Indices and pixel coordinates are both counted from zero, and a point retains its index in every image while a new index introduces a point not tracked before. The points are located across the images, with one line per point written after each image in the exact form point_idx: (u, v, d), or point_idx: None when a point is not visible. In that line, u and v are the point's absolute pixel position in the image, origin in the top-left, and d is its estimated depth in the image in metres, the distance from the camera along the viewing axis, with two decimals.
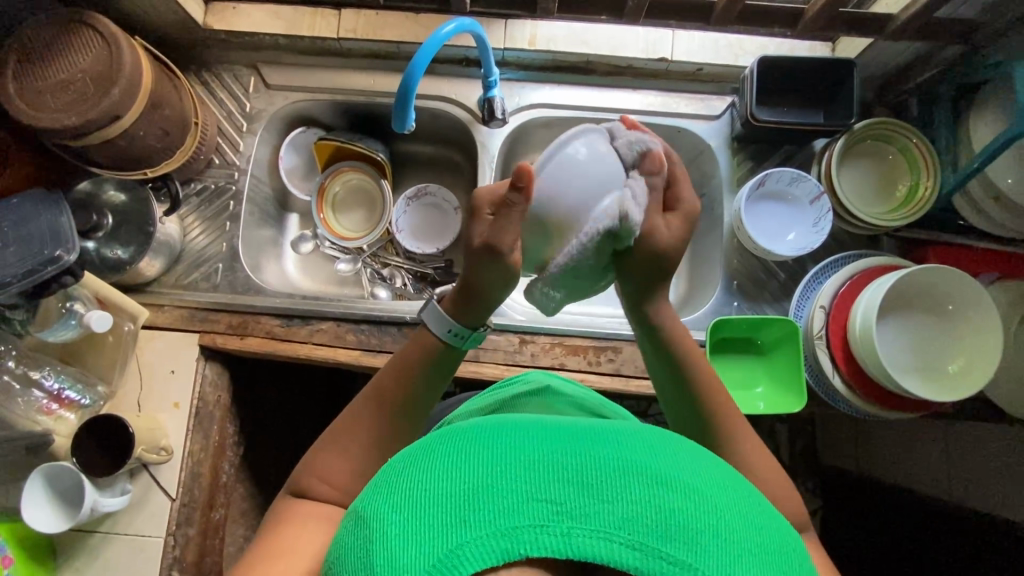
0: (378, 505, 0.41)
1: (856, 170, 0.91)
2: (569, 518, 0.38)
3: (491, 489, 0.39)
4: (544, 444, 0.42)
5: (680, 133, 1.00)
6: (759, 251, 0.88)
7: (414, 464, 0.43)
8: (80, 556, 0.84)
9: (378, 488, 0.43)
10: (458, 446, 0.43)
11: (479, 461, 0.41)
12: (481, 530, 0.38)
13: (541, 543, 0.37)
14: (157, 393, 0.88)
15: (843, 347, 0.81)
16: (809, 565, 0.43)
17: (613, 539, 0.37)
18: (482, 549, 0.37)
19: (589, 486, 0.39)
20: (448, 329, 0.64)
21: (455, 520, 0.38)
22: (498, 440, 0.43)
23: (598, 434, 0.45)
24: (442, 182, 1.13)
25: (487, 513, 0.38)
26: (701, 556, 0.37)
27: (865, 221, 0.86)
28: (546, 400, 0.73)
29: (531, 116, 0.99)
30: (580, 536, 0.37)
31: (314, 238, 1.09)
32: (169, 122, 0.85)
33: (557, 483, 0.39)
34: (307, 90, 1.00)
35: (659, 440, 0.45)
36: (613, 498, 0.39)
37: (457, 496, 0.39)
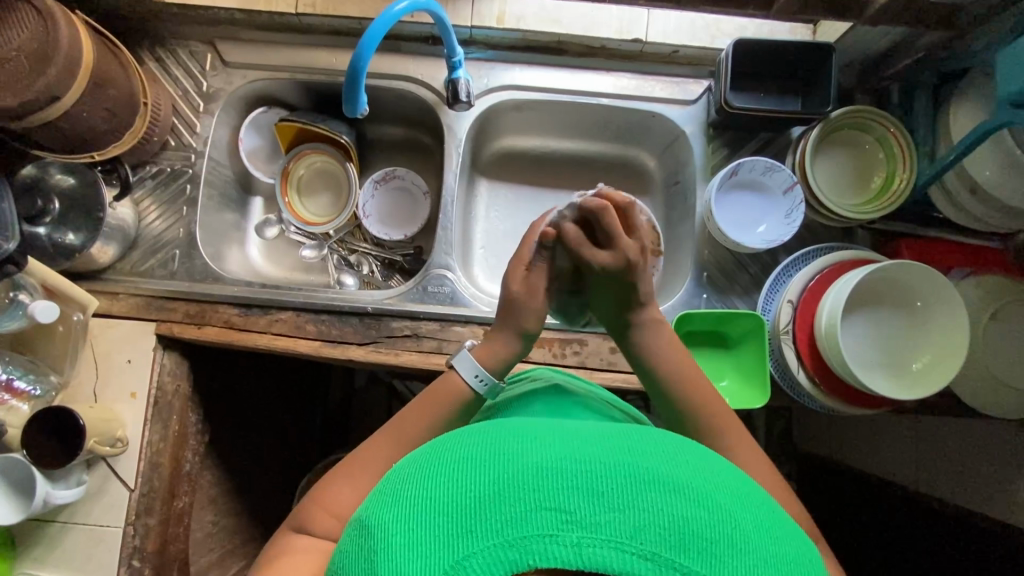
0: (386, 515, 0.41)
1: (832, 159, 0.89)
2: (578, 527, 0.37)
3: (498, 499, 0.38)
4: (551, 449, 0.41)
5: (654, 118, 0.96)
6: (729, 244, 0.86)
7: (420, 473, 0.43)
8: (39, 545, 0.84)
9: (386, 495, 0.43)
10: (463, 454, 0.43)
11: (485, 470, 0.40)
12: (489, 541, 0.37)
13: (551, 554, 0.36)
14: (114, 382, 0.86)
15: (809, 343, 0.80)
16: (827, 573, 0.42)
17: (626, 550, 0.36)
18: (489, 561, 0.37)
19: (598, 494, 0.38)
20: (474, 375, 0.70)
21: (462, 531, 0.38)
22: (503, 445, 0.42)
23: (604, 438, 0.44)
24: (411, 166, 1.10)
25: (495, 524, 0.37)
26: (715, 567, 0.36)
27: (840, 215, 0.83)
28: (553, 398, 0.71)
29: (499, 99, 0.96)
30: (591, 546, 0.36)
31: (279, 223, 1.06)
32: (116, 103, 0.81)
33: (565, 490, 0.38)
34: (266, 68, 0.96)
35: (668, 446, 0.44)
36: (625, 506, 0.38)
37: (465, 505, 0.39)
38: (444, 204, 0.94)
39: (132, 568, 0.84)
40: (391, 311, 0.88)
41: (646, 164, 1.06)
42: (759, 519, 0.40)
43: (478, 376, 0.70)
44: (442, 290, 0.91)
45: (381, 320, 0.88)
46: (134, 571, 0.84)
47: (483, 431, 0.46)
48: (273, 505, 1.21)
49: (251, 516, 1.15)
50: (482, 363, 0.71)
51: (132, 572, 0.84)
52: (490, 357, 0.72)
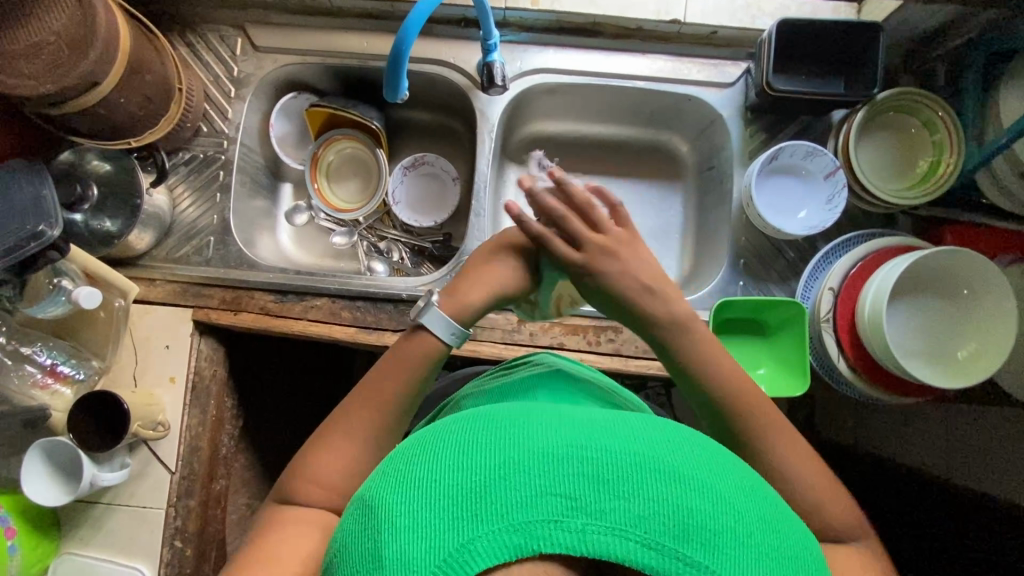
0: (389, 495, 0.41)
1: (875, 143, 0.87)
2: (583, 514, 0.38)
3: (504, 483, 0.39)
4: (556, 434, 0.42)
5: (690, 101, 0.95)
6: (768, 230, 0.85)
7: (424, 454, 0.43)
8: (84, 526, 0.86)
9: (388, 476, 0.44)
10: (468, 437, 0.44)
11: (491, 454, 0.41)
12: (492, 525, 0.38)
13: (556, 540, 0.37)
14: (153, 367, 0.87)
15: (850, 331, 0.79)
16: (823, 562, 0.44)
17: (629, 537, 0.37)
18: (493, 546, 0.37)
19: (604, 481, 0.39)
20: (451, 330, 0.68)
21: (467, 515, 0.38)
22: (509, 431, 0.43)
23: (608, 425, 0.45)
24: (440, 152, 1.09)
25: (499, 508, 0.38)
26: (717, 556, 0.37)
27: (885, 200, 0.81)
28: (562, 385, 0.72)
29: (532, 82, 0.94)
30: (595, 533, 0.37)
31: (309, 210, 1.05)
32: (151, 88, 0.81)
33: (572, 476, 0.39)
34: (297, 53, 0.95)
35: (673, 434, 0.45)
36: (628, 493, 0.39)
37: (470, 489, 0.39)
38: (477, 189, 0.93)
39: (174, 548, 0.86)
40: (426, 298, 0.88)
41: (679, 149, 1.05)
42: (760, 509, 0.42)
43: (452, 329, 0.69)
44: None
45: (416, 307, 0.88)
46: (176, 551, 0.86)
47: (485, 415, 0.47)
48: None
49: None
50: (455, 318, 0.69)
51: (174, 552, 0.86)
52: (466, 312, 0.70)
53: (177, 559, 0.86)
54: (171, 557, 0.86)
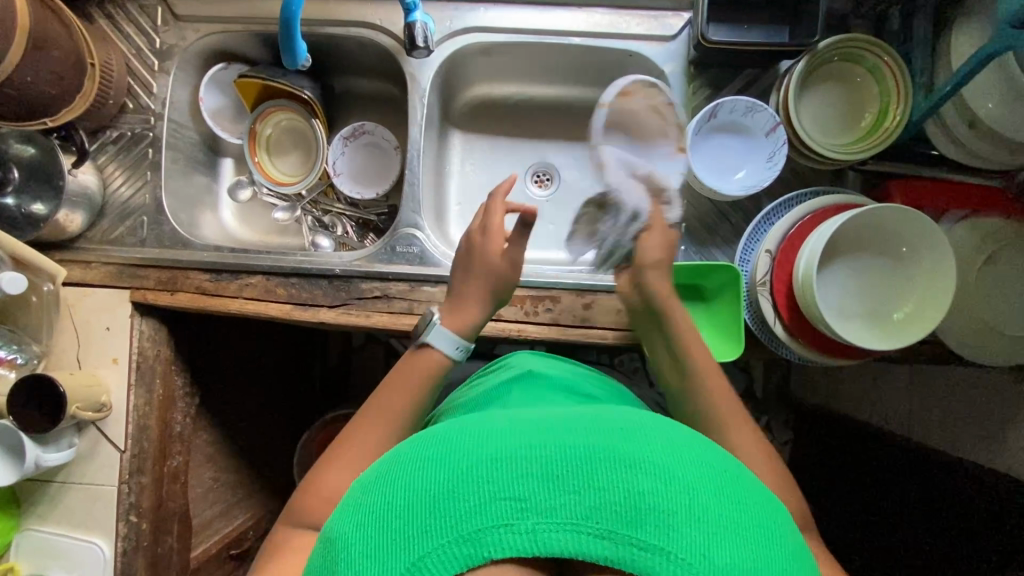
0: (354, 521, 0.45)
1: (822, 95, 0.82)
2: (533, 514, 0.41)
3: (455, 496, 0.42)
4: (508, 441, 0.45)
5: (632, 57, 0.90)
6: (705, 191, 0.82)
7: (384, 478, 0.46)
8: (42, 503, 0.89)
9: (352, 505, 0.47)
10: (425, 452, 0.47)
11: (444, 468, 0.44)
12: (449, 537, 0.41)
13: (508, 542, 0.40)
14: (95, 349, 0.88)
15: (786, 294, 0.77)
16: (786, 520, 0.46)
17: (582, 530, 0.40)
18: (448, 556, 0.40)
19: (553, 479, 0.42)
20: (456, 346, 0.72)
21: (424, 530, 0.41)
22: (463, 443, 0.46)
23: (560, 425, 0.48)
24: (383, 121, 1.06)
25: (454, 518, 0.41)
26: (667, 537, 0.40)
27: (827, 158, 0.78)
28: (530, 382, 0.74)
29: (464, 43, 0.90)
30: (547, 530, 0.40)
31: (251, 184, 1.04)
32: (60, 65, 0.78)
33: (521, 479, 0.42)
34: (220, 21, 0.91)
35: (627, 427, 0.48)
36: (578, 487, 0.42)
37: (425, 506, 0.42)
38: (409, 158, 0.90)
39: (130, 522, 0.89)
40: (362, 273, 0.87)
41: None
42: (711, 480, 0.44)
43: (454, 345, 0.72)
44: (411, 250, 0.89)
45: (351, 282, 0.87)
46: (132, 525, 0.89)
47: (442, 430, 0.50)
48: (271, 459, 1.26)
49: (252, 469, 1.20)
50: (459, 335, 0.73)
51: (130, 526, 0.89)
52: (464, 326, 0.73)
53: (134, 533, 0.89)
54: (127, 531, 0.88)
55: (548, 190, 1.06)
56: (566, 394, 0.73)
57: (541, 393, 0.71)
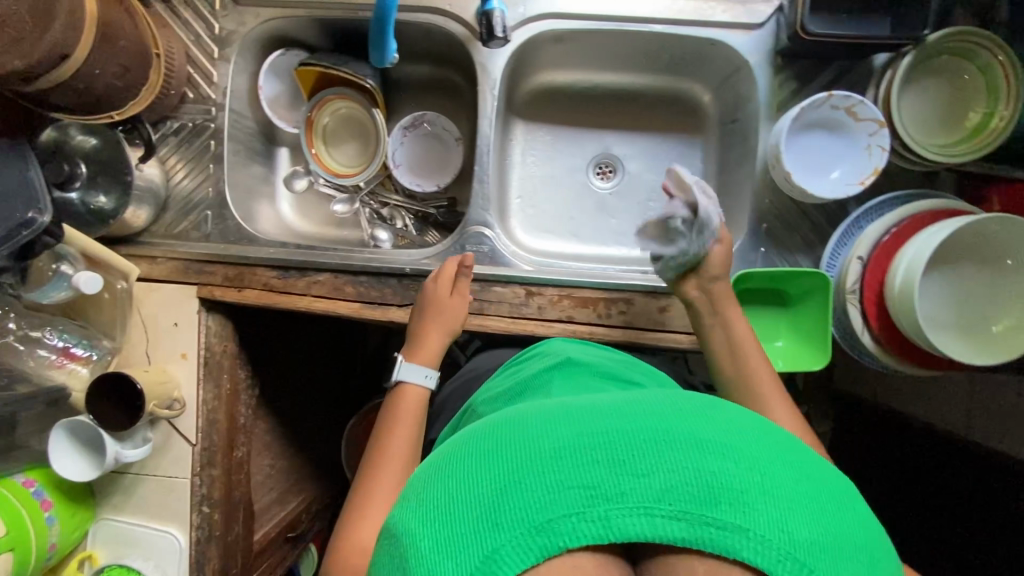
0: (414, 521, 0.42)
1: (922, 93, 0.77)
2: (603, 500, 0.38)
3: (518, 487, 0.39)
4: (563, 427, 0.42)
5: (714, 46, 0.86)
6: (795, 192, 0.78)
7: (440, 476, 0.43)
8: (117, 493, 0.90)
9: (411, 503, 0.44)
10: (478, 446, 0.43)
11: (503, 459, 0.41)
12: (517, 530, 0.38)
13: (581, 532, 0.37)
14: (164, 344, 0.88)
15: (877, 302, 0.75)
16: (858, 496, 0.43)
17: (655, 514, 0.37)
18: (519, 549, 0.37)
19: (620, 461, 0.39)
20: (423, 373, 0.76)
21: (489, 525, 0.38)
22: (515, 433, 0.43)
23: (618, 405, 0.44)
24: (442, 109, 1.02)
25: (520, 510, 0.38)
26: (746, 516, 0.37)
27: (926, 156, 0.73)
28: (572, 367, 0.70)
29: (538, 31, 0.86)
30: (620, 517, 0.37)
31: (308, 175, 1.03)
32: (127, 56, 0.75)
33: (586, 465, 0.39)
34: (281, 6, 0.87)
35: (680, 403, 0.44)
36: (647, 470, 0.38)
37: (488, 498, 0.39)
38: (479, 154, 0.87)
39: (203, 513, 0.90)
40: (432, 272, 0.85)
41: (701, 99, 0.98)
42: (779, 454, 0.41)
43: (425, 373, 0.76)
44: (481, 249, 0.87)
45: (421, 281, 0.86)
46: (204, 516, 0.90)
47: (493, 420, 0.47)
48: (322, 444, 1.28)
49: (305, 455, 1.22)
50: (427, 365, 0.77)
51: (202, 517, 0.90)
52: (428, 356, 0.78)
53: (206, 523, 0.91)
54: (200, 521, 0.90)
55: (611, 182, 1.02)
56: (609, 382, 0.68)
57: (587, 378, 0.68)
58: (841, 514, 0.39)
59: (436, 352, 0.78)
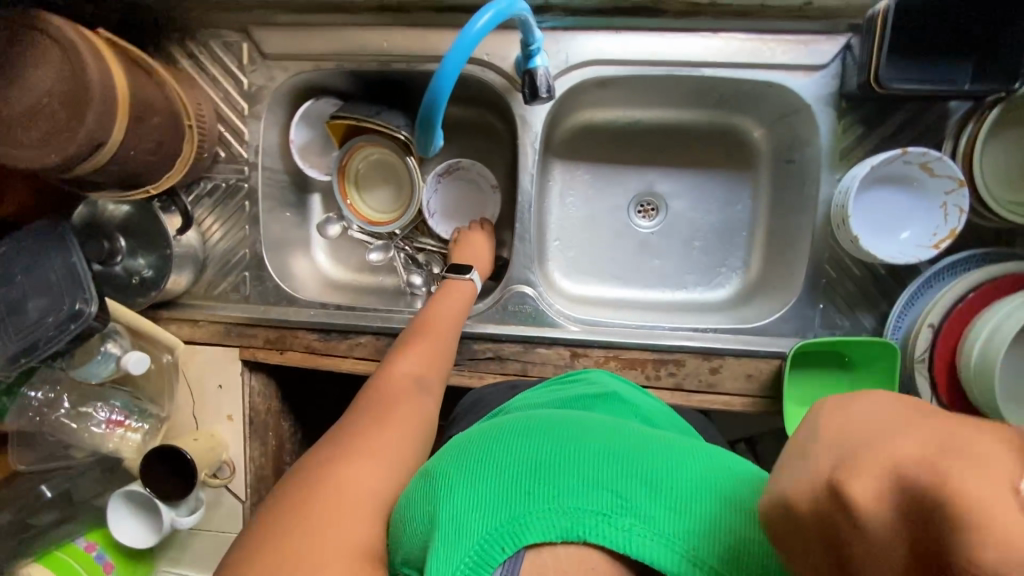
0: (449, 463, 0.44)
1: (1005, 144, 0.71)
2: (632, 514, 0.39)
3: (559, 470, 0.41)
4: (614, 441, 0.44)
5: (772, 88, 0.80)
6: (863, 254, 0.72)
7: (490, 434, 0.45)
8: (172, 547, 0.92)
9: (452, 450, 0.46)
10: (528, 425, 0.45)
11: (552, 441, 0.43)
12: (546, 506, 0.39)
13: (602, 533, 0.38)
14: (209, 407, 0.88)
15: (949, 374, 0.70)
16: None
17: (675, 548, 0.39)
18: (541, 525, 0.39)
19: (657, 489, 0.41)
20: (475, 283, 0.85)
21: (523, 492, 0.40)
22: (567, 428, 0.45)
23: (665, 443, 0.46)
24: (476, 150, 0.98)
25: (555, 491, 0.40)
26: None
27: (1006, 217, 0.68)
28: (613, 404, 0.66)
29: (580, 78, 0.81)
30: (642, 536, 0.39)
31: (340, 220, 0.98)
32: (160, 130, 0.73)
33: (627, 479, 0.41)
34: (310, 58, 0.83)
35: (722, 463, 0.46)
36: (679, 506, 0.40)
37: (528, 468, 0.41)
38: (519, 209, 0.84)
39: None
40: (473, 333, 0.83)
41: (751, 136, 0.92)
42: None
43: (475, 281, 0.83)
44: (523, 308, 0.84)
45: (463, 342, 0.84)
46: None
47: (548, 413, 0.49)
48: None
49: None
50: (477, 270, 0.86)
51: None
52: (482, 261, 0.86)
53: None
54: None
55: (655, 221, 0.98)
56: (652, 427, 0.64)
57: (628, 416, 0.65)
58: None
59: (486, 263, 0.87)
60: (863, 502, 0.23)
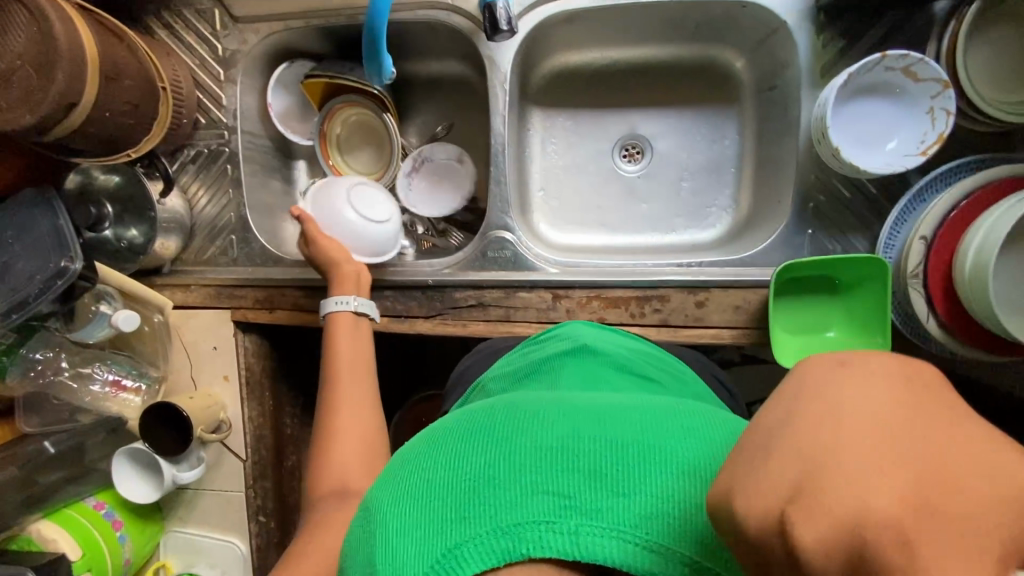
0: (388, 497, 0.42)
1: (994, 42, 0.67)
2: (575, 514, 0.38)
3: (492, 484, 0.39)
4: (552, 431, 0.42)
5: (745, 8, 0.77)
6: (845, 169, 0.69)
7: (424, 454, 0.44)
8: (181, 507, 0.96)
9: (390, 478, 0.44)
10: (464, 435, 0.43)
11: (484, 452, 0.41)
12: (483, 526, 0.38)
13: (547, 543, 0.37)
14: (207, 368, 0.91)
15: (945, 287, 0.67)
16: None
17: (623, 537, 0.37)
18: (482, 550, 0.38)
19: (599, 478, 0.39)
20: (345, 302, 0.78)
21: (458, 517, 0.39)
22: (502, 428, 0.43)
23: (612, 415, 0.44)
24: (454, 105, 0.97)
25: (491, 509, 0.38)
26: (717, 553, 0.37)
27: (998, 117, 0.64)
28: (584, 358, 0.64)
29: (545, 15, 0.80)
30: (587, 534, 0.37)
31: (326, 186, 0.98)
32: (134, 93, 0.75)
33: (565, 476, 0.39)
34: (280, 18, 0.84)
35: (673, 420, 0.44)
36: (624, 492, 0.39)
37: (461, 489, 0.40)
38: (494, 153, 0.83)
39: (260, 523, 0.95)
40: (453, 282, 0.83)
41: (732, 67, 0.88)
42: None
43: (338, 300, 0.78)
44: (502, 253, 0.83)
45: (444, 291, 0.84)
46: (262, 525, 0.95)
47: (486, 407, 0.47)
48: None
49: None
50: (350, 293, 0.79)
51: (260, 527, 0.94)
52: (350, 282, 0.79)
53: (264, 532, 0.95)
54: (258, 531, 0.94)
55: (639, 164, 0.95)
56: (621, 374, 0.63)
57: (601, 374, 0.61)
58: None
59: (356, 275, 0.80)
60: (811, 553, 0.21)
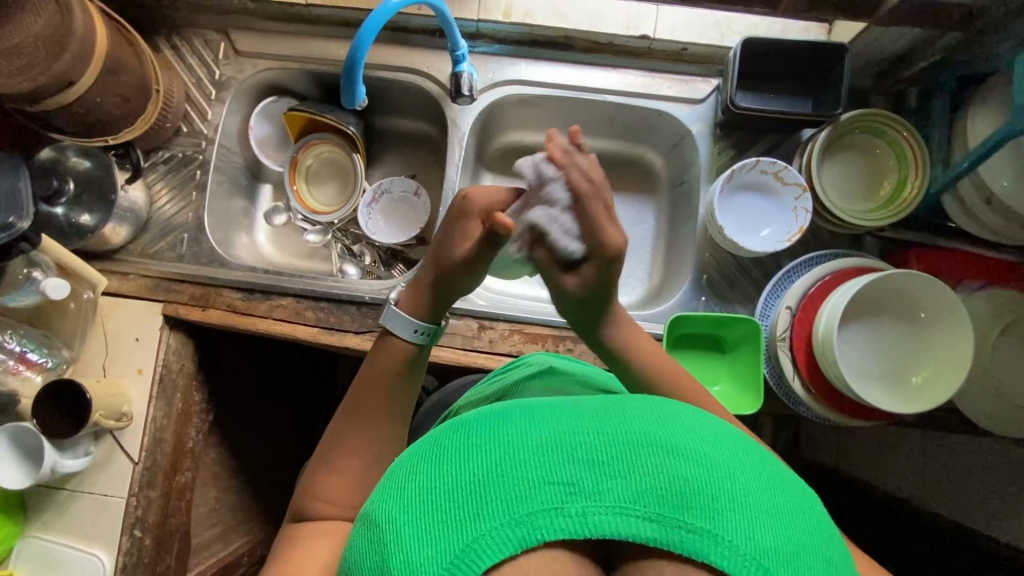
0: (390, 507, 0.41)
1: (839, 164, 0.87)
2: (582, 497, 0.38)
3: (498, 479, 0.39)
4: (548, 424, 0.42)
5: (662, 116, 0.96)
6: (730, 246, 0.84)
7: (425, 461, 0.43)
8: (48, 511, 0.88)
9: (388, 489, 0.43)
10: (465, 437, 0.43)
11: (485, 452, 0.41)
12: (494, 521, 0.37)
13: (559, 526, 0.37)
14: (122, 359, 0.89)
15: (807, 351, 0.78)
16: (826, 511, 0.43)
17: (630, 514, 0.37)
18: (498, 541, 0.37)
19: (599, 462, 0.39)
20: (411, 328, 0.62)
21: (469, 514, 0.38)
22: (498, 426, 0.43)
23: (600, 407, 0.44)
24: (417, 158, 1.10)
25: (499, 503, 0.38)
26: (722, 520, 0.37)
27: (842, 217, 0.81)
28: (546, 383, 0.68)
29: (503, 94, 0.96)
30: (596, 514, 0.37)
31: (287, 210, 1.06)
32: (128, 88, 0.83)
33: (566, 463, 0.39)
34: (277, 59, 0.98)
35: (663, 406, 0.44)
36: (625, 472, 0.38)
37: (467, 487, 0.39)
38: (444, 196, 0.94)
39: (134, 537, 0.87)
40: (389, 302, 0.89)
41: (653, 163, 1.06)
42: (757, 470, 0.41)
43: (416, 330, 0.62)
44: None
45: (379, 310, 0.89)
46: (135, 540, 0.87)
47: (479, 413, 0.47)
48: (278, 487, 1.22)
49: (256, 494, 1.16)
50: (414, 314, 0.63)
51: (133, 541, 0.87)
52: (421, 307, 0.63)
53: (135, 549, 0.87)
54: (129, 545, 0.87)
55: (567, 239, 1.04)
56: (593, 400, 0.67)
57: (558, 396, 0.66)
58: (808, 515, 0.40)
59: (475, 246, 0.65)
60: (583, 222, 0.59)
